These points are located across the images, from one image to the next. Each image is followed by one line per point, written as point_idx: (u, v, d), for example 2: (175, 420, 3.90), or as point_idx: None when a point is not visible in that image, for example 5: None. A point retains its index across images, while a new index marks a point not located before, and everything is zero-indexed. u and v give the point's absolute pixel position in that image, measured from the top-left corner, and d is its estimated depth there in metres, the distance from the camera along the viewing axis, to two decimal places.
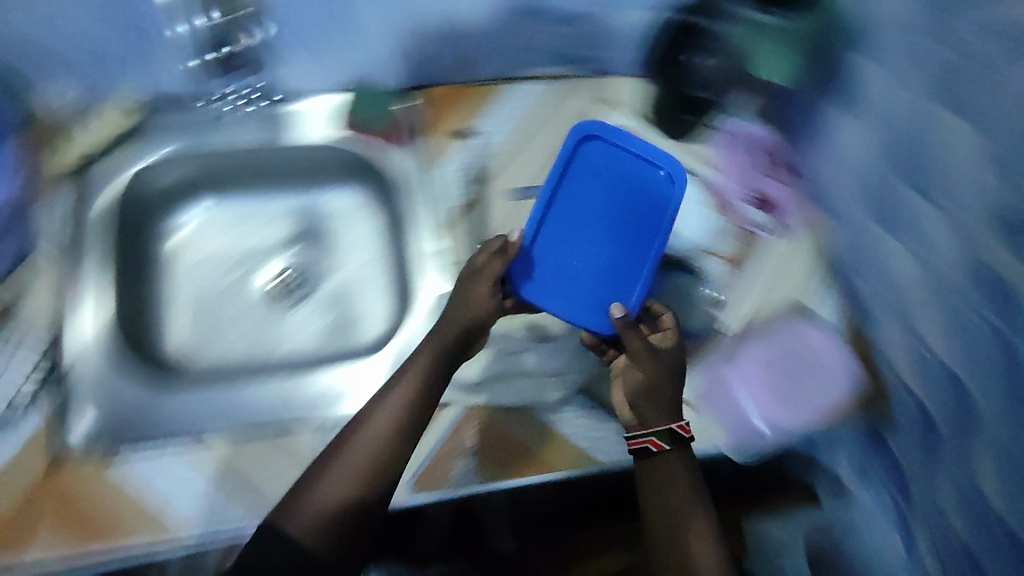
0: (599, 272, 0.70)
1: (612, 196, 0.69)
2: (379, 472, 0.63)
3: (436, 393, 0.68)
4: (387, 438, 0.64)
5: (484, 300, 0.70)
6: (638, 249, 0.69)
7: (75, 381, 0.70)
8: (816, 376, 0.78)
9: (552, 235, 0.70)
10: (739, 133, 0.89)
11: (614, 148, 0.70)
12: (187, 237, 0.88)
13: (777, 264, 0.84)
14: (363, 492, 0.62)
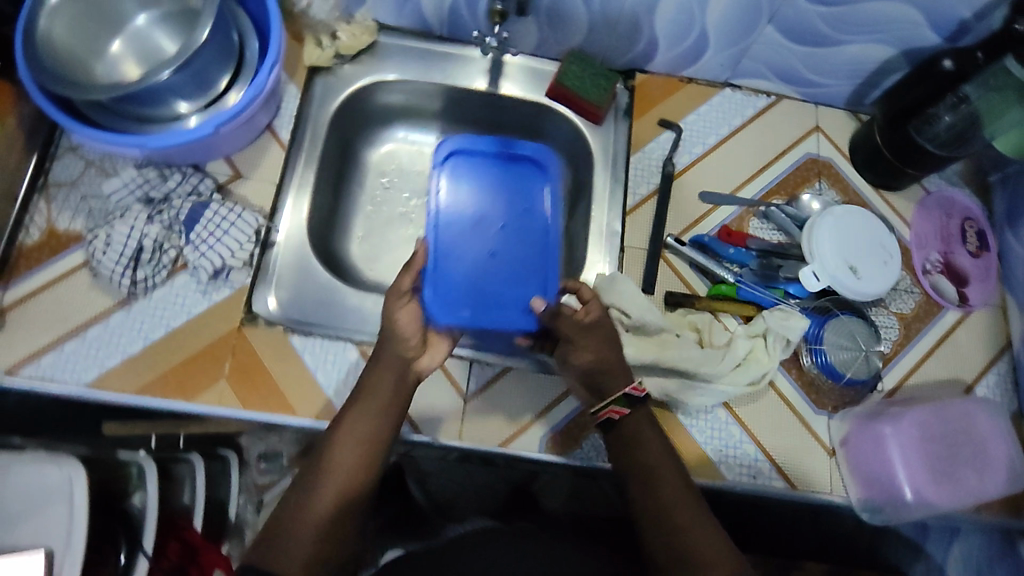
0: (499, 264, 0.74)
1: (493, 195, 0.77)
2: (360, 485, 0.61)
3: (389, 409, 0.64)
4: (361, 460, 0.61)
5: (410, 322, 0.65)
6: (523, 242, 0.76)
7: (270, 262, 0.74)
8: (975, 460, 0.73)
9: (449, 236, 0.74)
10: (943, 195, 0.91)
11: (488, 163, 0.78)
12: (384, 157, 0.94)
13: (955, 336, 0.84)
14: (349, 486, 0.60)
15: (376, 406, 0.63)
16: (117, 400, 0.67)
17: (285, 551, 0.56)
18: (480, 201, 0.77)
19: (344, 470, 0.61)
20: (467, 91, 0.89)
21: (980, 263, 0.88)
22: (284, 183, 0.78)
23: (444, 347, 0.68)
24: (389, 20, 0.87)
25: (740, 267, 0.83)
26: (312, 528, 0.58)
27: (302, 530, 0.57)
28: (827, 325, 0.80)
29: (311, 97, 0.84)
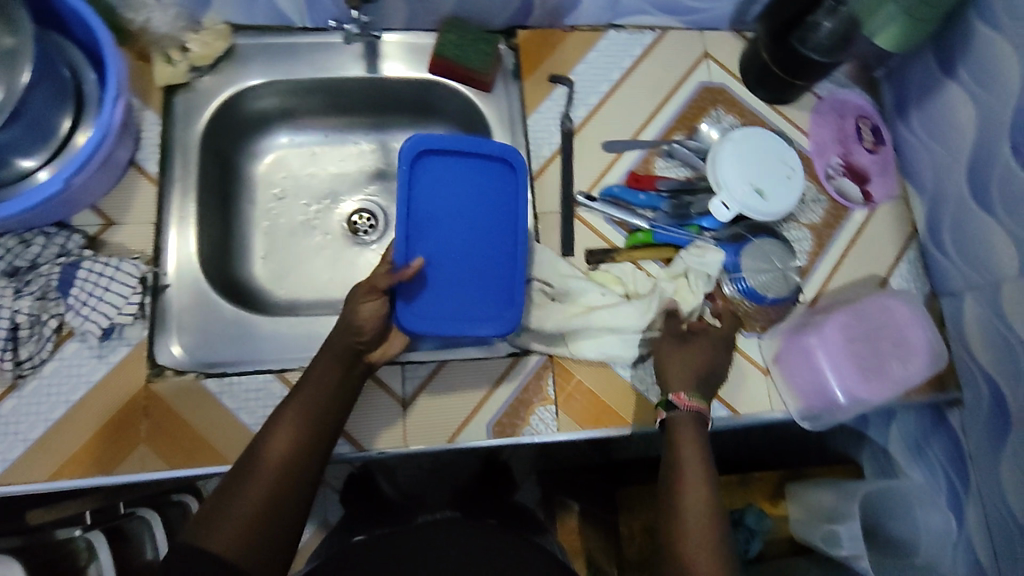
0: (466, 273, 0.72)
1: (464, 199, 0.73)
2: (297, 473, 0.59)
3: (332, 391, 0.64)
4: (300, 446, 0.60)
5: (371, 318, 0.67)
6: (492, 250, 0.73)
7: (165, 307, 0.70)
8: (898, 351, 0.76)
9: (421, 245, 0.71)
10: (835, 99, 0.92)
11: (457, 160, 0.73)
12: (271, 166, 0.88)
13: (865, 234, 0.87)
14: (291, 468, 0.58)
15: (311, 393, 0.63)
16: (32, 490, 0.63)
17: (216, 537, 0.54)
18: (449, 205, 0.72)
19: (280, 454, 0.59)
20: (342, 81, 0.84)
21: (876, 159, 0.91)
22: (163, 221, 0.73)
23: (403, 338, 0.72)
24: (242, 19, 0.80)
25: (653, 211, 0.83)
26: (246, 513, 0.55)
27: (236, 517, 0.55)
28: (744, 251, 0.81)
29: (173, 119, 0.77)
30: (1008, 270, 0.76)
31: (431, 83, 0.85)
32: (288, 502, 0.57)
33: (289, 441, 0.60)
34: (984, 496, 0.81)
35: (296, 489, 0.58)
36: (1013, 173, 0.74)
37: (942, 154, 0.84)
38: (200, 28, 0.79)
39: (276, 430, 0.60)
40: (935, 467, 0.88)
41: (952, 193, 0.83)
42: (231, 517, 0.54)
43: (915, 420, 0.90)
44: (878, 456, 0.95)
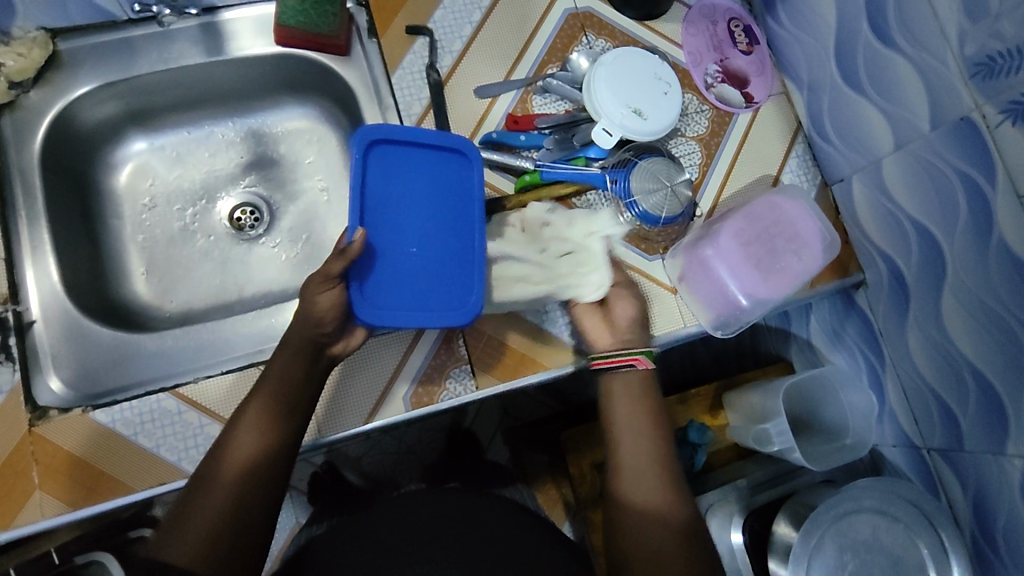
0: (421, 268, 0.67)
1: (419, 193, 0.68)
2: (257, 477, 0.58)
3: (296, 392, 0.63)
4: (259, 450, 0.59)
5: (330, 309, 0.62)
6: (447, 244, 0.68)
7: (35, 344, 0.66)
8: (791, 245, 0.77)
9: (376, 239, 0.66)
10: (703, 5, 0.91)
11: (413, 152, 0.68)
12: (133, 176, 0.83)
13: (751, 136, 0.87)
14: (259, 474, 0.58)
15: (272, 396, 0.62)
16: None
17: (177, 545, 0.53)
18: (404, 196, 0.68)
19: (239, 459, 0.58)
20: (188, 71, 0.78)
21: (753, 59, 0.90)
22: (16, 254, 0.68)
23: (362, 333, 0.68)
24: (58, 21, 0.73)
25: (537, 151, 0.81)
26: (206, 522, 0.54)
27: (196, 527, 0.54)
28: (633, 174, 0.79)
29: (4, 143, 0.71)
30: (887, 147, 0.77)
31: (284, 56, 0.80)
32: (251, 504, 0.57)
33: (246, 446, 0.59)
34: (899, 367, 0.84)
35: (257, 492, 0.57)
36: (875, 48, 0.75)
37: (810, 42, 0.84)
38: (11, 38, 0.71)
39: (232, 436, 0.59)
40: (854, 349, 0.91)
41: (824, 80, 0.84)
42: (192, 526, 0.54)
43: (829, 307, 0.92)
44: (804, 348, 1.01)
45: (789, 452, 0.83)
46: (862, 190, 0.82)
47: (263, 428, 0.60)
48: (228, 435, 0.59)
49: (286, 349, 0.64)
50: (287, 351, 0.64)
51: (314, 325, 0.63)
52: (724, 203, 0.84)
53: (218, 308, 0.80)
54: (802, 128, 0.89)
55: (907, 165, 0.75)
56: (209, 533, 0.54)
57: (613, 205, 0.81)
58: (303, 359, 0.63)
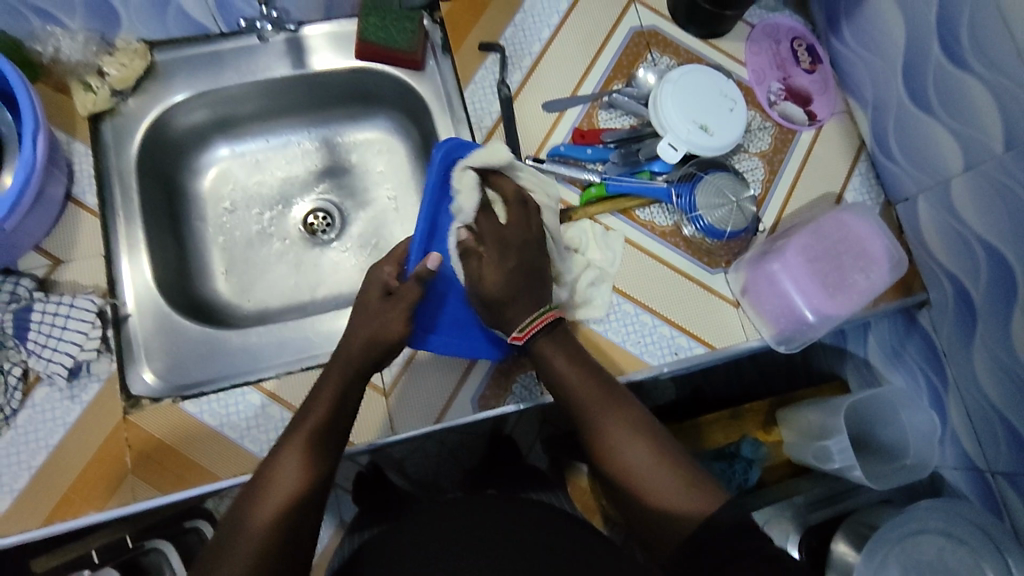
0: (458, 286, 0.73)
1: None
2: (303, 498, 0.57)
3: (345, 391, 0.64)
4: (307, 472, 0.58)
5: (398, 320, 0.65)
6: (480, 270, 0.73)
7: (130, 337, 0.70)
8: (858, 262, 0.78)
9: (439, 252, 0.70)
10: (767, 24, 0.92)
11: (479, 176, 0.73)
12: (216, 180, 0.87)
13: (813, 153, 0.88)
14: (309, 473, 0.58)
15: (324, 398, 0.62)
16: (27, 539, 0.63)
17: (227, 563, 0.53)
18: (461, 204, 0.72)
19: (295, 461, 0.59)
20: (272, 81, 0.82)
21: (816, 78, 0.91)
22: (113, 250, 0.72)
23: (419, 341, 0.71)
24: (157, 34, 0.78)
25: (603, 164, 0.83)
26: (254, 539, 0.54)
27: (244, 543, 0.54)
28: (698, 189, 0.81)
29: (104, 148, 0.75)
30: (955, 167, 0.77)
31: (362, 69, 0.84)
32: (297, 525, 0.56)
33: (295, 458, 0.58)
34: (963, 389, 0.83)
35: (302, 513, 0.57)
36: (944, 68, 0.75)
37: (877, 62, 0.85)
38: (115, 49, 0.76)
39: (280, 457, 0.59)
40: (914, 368, 0.90)
41: (890, 99, 0.84)
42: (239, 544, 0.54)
43: (890, 326, 0.91)
44: (861, 368, 0.94)
45: (849, 471, 0.84)
46: (929, 209, 0.82)
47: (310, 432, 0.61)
48: (275, 457, 0.59)
49: (338, 366, 0.64)
50: (337, 374, 0.64)
51: (382, 344, 0.65)
52: (786, 218, 0.85)
53: (292, 308, 0.83)
54: (865, 147, 0.90)
55: (978, 185, 0.74)
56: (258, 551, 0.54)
57: (676, 219, 0.82)
58: (352, 381, 0.64)
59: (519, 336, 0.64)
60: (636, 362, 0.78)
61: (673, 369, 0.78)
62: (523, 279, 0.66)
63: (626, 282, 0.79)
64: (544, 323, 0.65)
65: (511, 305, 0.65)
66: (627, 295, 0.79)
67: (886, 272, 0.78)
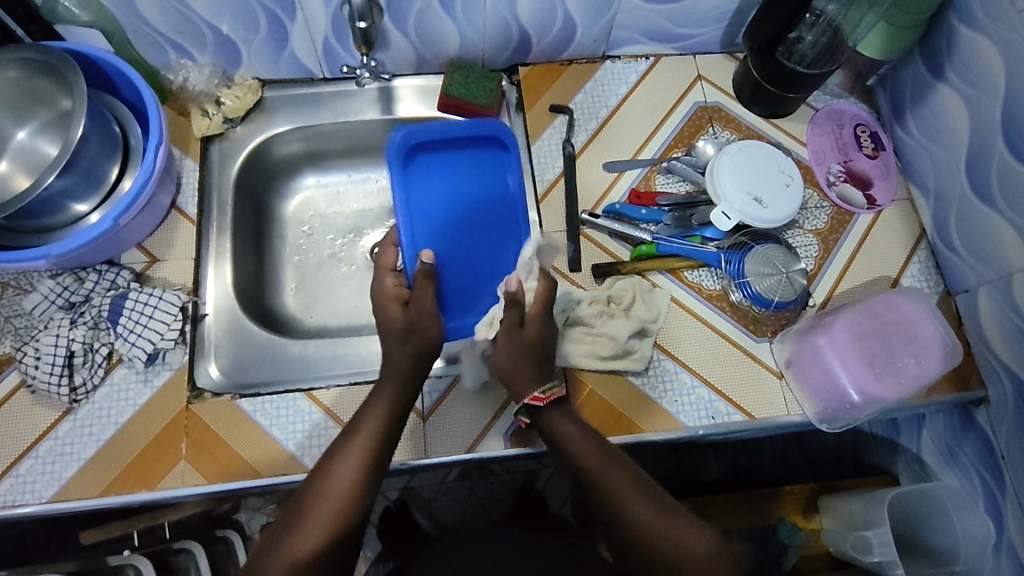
0: (465, 258, 0.81)
1: (450, 187, 0.82)
2: (347, 514, 0.59)
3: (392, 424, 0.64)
4: (353, 490, 0.60)
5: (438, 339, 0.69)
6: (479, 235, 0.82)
7: (204, 334, 0.77)
8: (910, 346, 0.75)
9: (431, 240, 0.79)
10: (831, 109, 0.95)
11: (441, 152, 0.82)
12: (300, 205, 0.96)
13: (871, 236, 0.88)
14: (349, 498, 0.59)
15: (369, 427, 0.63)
16: (83, 506, 0.68)
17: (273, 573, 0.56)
18: (449, 226, 0.81)
19: (342, 484, 0.60)
20: (362, 123, 0.91)
21: (877, 164, 0.93)
22: (202, 257, 0.80)
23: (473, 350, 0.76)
24: (270, 74, 0.89)
25: (656, 225, 0.86)
26: (295, 552, 0.56)
27: (287, 551, 0.57)
28: (747, 258, 0.83)
29: (210, 166, 0.85)
30: (1017, 262, 0.76)
31: (442, 119, 0.92)
32: (340, 543, 0.58)
33: (341, 481, 0.60)
34: (1022, 496, 0.78)
35: (343, 535, 0.59)
36: (1009, 162, 0.75)
37: (941, 154, 0.86)
38: (233, 84, 0.87)
39: (331, 471, 0.61)
40: (970, 469, 0.84)
41: (953, 191, 0.84)
42: (283, 558, 0.56)
43: (944, 422, 0.87)
44: (914, 464, 0.91)
45: (891, 567, 0.79)
46: (991, 304, 0.80)
47: (354, 461, 0.61)
48: (322, 474, 0.61)
49: (388, 384, 0.66)
50: (384, 402, 0.65)
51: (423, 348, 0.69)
52: (837, 294, 0.85)
53: (350, 326, 0.89)
54: (926, 236, 0.89)
55: None
56: (302, 559, 0.57)
57: (724, 284, 0.84)
58: (398, 410, 0.66)
59: (539, 397, 0.67)
60: (670, 420, 0.78)
61: (710, 430, 0.77)
62: (549, 348, 0.72)
63: (668, 339, 0.81)
64: (555, 395, 0.68)
65: (522, 369, 0.70)
66: (668, 352, 0.80)
67: (944, 358, 0.75)
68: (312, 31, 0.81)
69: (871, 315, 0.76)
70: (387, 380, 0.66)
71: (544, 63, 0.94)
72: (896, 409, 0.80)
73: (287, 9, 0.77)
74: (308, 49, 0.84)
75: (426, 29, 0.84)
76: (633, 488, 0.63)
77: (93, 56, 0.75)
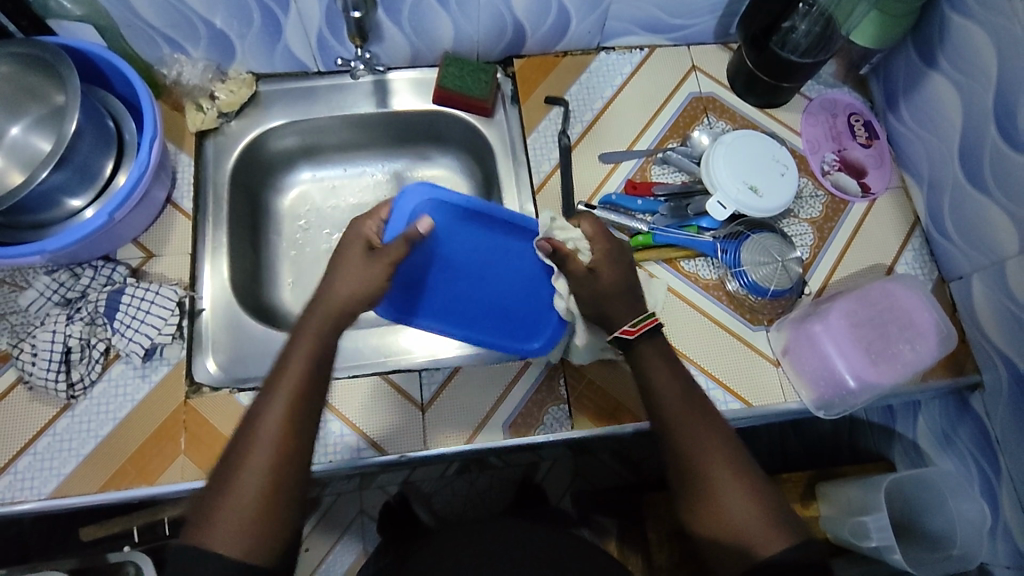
0: (507, 286, 0.81)
1: (474, 286, 0.80)
2: (289, 451, 0.55)
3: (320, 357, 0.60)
4: (289, 424, 0.55)
5: None
6: (505, 263, 0.81)
7: (201, 329, 0.77)
8: (905, 332, 0.76)
9: (469, 305, 0.80)
10: (825, 99, 0.95)
11: (440, 261, 0.79)
12: (296, 200, 0.96)
13: (865, 224, 0.89)
14: (284, 433, 0.55)
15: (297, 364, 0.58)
16: (83, 502, 0.67)
17: (221, 533, 0.51)
18: (472, 282, 0.80)
19: (274, 420, 0.55)
20: (357, 116, 0.91)
21: (872, 152, 0.93)
22: (198, 253, 0.80)
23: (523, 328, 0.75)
24: (265, 68, 0.88)
25: (652, 216, 0.86)
26: (241, 497, 0.52)
27: (231, 499, 0.52)
28: (743, 246, 0.83)
29: (205, 161, 0.85)
30: (1010, 248, 0.76)
31: (437, 112, 0.92)
32: (286, 480, 0.54)
33: (273, 417, 0.55)
34: (1017, 479, 0.78)
35: (289, 466, 0.54)
36: (1002, 149, 0.76)
37: (934, 141, 0.86)
38: (227, 78, 0.87)
39: (261, 411, 0.56)
40: (965, 455, 0.85)
41: (947, 178, 0.85)
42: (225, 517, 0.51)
43: (939, 408, 0.87)
44: (910, 450, 0.92)
45: (888, 552, 0.80)
46: (985, 290, 0.81)
47: (283, 398, 0.56)
48: (255, 413, 0.56)
49: (316, 321, 0.62)
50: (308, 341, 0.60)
51: None
52: (832, 282, 0.85)
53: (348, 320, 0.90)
54: (920, 223, 0.90)
55: None
56: (249, 511, 0.52)
57: (721, 273, 0.84)
58: (326, 343, 0.61)
59: (631, 330, 0.66)
60: None
61: None
62: (632, 281, 0.71)
63: (665, 329, 0.81)
64: (651, 325, 0.67)
65: (615, 302, 0.69)
66: (666, 342, 0.81)
67: (940, 343, 0.75)
68: (306, 24, 0.81)
69: (867, 301, 0.77)
70: (314, 314, 0.62)
71: (539, 56, 0.94)
72: (892, 395, 0.81)
73: (280, 2, 0.76)
74: (302, 43, 0.84)
75: (421, 21, 0.84)
76: (711, 436, 0.61)
77: (85, 51, 0.75)
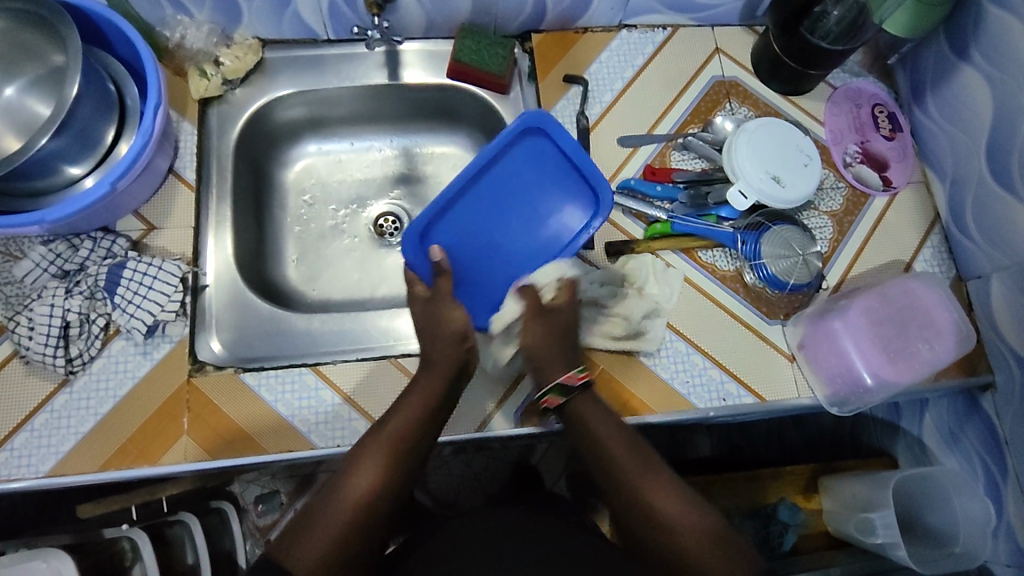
0: (529, 191, 0.81)
1: (514, 224, 0.81)
2: (372, 510, 0.60)
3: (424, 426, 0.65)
4: (376, 487, 0.60)
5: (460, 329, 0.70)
6: (514, 185, 0.81)
7: (205, 306, 0.75)
8: (924, 331, 0.75)
9: (530, 232, 0.81)
10: (850, 88, 0.93)
11: (480, 246, 0.81)
12: (301, 173, 0.92)
13: (885, 219, 0.87)
14: (370, 497, 0.60)
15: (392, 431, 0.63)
16: (82, 481, 0.66)
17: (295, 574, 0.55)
18: (514, 215, 0.81)
19: (364, 484, 0.60)
20: (367, 88, 0.88)
21: (894, 145, 0.91)
22: (201, 225, 0.77)
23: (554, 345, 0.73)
24: (271, 34, 0.84)
25: (670, 203, 0.84)
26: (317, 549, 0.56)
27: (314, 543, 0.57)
28: (763, 238, 0.82)
29: (209, 130, 0.81)
30: None
31: (451, 87, 0.89)
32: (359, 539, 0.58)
33: (366, 479, 0.60)
34: None
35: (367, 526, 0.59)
36: None
37: (961, 137, 0.84)
38: (232, 43, 0.83)
39: (354, 471, 0.61)
40: (971, 453, 0.85)
41: (971, 175, 0.83)
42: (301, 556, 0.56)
43: (948, 406, 0.87)
44: (914, 447, 0.92)
45: (893, 549, 0.80)
46: (1004, 291, 0.80)
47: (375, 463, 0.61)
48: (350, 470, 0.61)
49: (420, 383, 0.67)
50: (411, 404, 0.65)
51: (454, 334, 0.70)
52: (849, 277, 0.84)
53: (354, 299, 0.87)
54: (941, 219, 0.88)
55: None
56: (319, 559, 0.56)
57: (739, 265, 0.83)
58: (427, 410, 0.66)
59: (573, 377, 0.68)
60: (679, 401, 0.77)
61: (721, 411, 0.77)
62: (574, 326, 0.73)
63: (680, 320, 0.80)
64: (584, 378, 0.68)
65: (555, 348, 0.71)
66: (681, 334, 0.79)
67: (956, 345, 0.74)
68: None
69: (886, 299, 0.76)
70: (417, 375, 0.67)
71: (558, 31, 0.90)
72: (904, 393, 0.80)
73: None
74: (313, 10, 0.80)
75: None
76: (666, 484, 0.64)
77: (84, 9, 0.71)
